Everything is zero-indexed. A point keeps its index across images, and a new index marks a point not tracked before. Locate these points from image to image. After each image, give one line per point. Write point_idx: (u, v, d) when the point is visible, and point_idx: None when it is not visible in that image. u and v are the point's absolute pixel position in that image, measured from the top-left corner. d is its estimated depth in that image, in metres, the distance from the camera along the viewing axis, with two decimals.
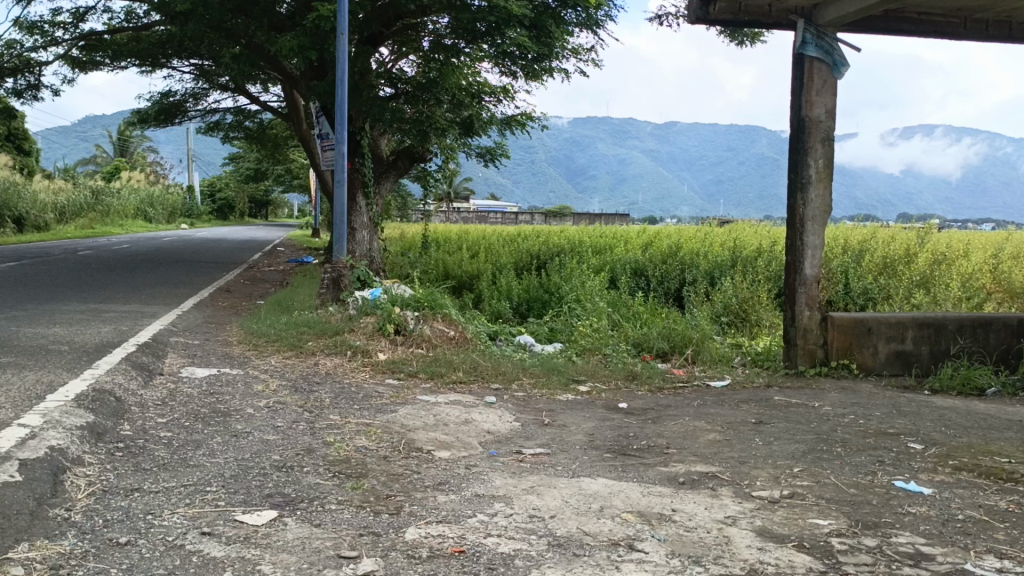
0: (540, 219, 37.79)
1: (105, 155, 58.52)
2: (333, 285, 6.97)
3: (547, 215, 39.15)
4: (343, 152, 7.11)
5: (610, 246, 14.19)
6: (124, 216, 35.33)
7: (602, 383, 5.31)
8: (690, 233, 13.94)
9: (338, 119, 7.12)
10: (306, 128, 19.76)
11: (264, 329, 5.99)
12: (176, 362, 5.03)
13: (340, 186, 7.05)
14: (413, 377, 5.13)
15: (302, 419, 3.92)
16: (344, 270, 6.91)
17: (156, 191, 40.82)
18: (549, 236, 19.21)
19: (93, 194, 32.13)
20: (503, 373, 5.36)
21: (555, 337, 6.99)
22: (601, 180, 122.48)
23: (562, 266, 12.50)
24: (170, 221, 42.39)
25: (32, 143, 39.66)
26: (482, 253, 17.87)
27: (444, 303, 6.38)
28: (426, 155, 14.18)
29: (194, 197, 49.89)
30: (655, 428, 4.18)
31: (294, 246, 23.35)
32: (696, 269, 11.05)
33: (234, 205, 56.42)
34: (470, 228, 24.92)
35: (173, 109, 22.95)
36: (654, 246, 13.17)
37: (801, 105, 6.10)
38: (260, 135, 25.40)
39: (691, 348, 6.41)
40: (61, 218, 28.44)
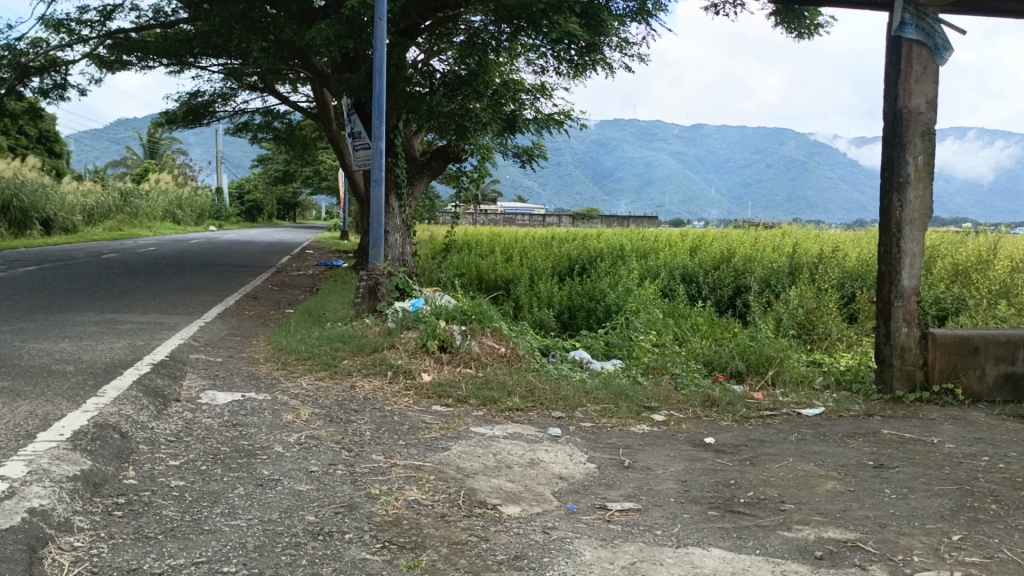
0: (570, 222, 37.00)
1: (136, 158, 58.95)
2: (370, 294, 6.39)
3: (576, 217, 38.39)
4: (381, 149, 6.48)
5: (655, 250, 13.49)
6: (154, 218, 35.28)
7: (679, 412, 4.60)
8: (740, 237, 13.22)
9: (376, 113, 6.51)
10: (336, 128, 19.29)
11: (294, 344, 5.41)
12: (195, 385, 4.45)
13: (376, 186, 6.43)
14: (463, 404, 4.48)
15: (340, 462, 3.29)
16: (382, 277, 6.35)
17: (185, 193, 40.78)
18: (585, 240, 18.51)
19: (122, 196, 32.06)
20: (565, 398, 4.70)
21: (613, 354, 6.34)
22: (629, 183, 121.37)
23: (604, 272, 11.84)
24: (199, 224, 42.37)
25: (63, 146, 39.88)
26: (517, 257, 17.23)
27: (494, 316, 5.77)
28: (461, 154, 13.65)
29: (223, 200, 49.89)
30: (757, 472, 3.45)
31: (323, 249, 22.93)
32: (752, 275, 10.34)
33: (263, 208, 56.42)
34: (501, 231, 24.28)
35: (202, 110, 22.65)
36: (702, 252, 12.49)
37: (897, 95, 5.26)
38: (289, 135, 25.02)
39: (770, 368, 5.67)
40: (90, 221, 28.36)
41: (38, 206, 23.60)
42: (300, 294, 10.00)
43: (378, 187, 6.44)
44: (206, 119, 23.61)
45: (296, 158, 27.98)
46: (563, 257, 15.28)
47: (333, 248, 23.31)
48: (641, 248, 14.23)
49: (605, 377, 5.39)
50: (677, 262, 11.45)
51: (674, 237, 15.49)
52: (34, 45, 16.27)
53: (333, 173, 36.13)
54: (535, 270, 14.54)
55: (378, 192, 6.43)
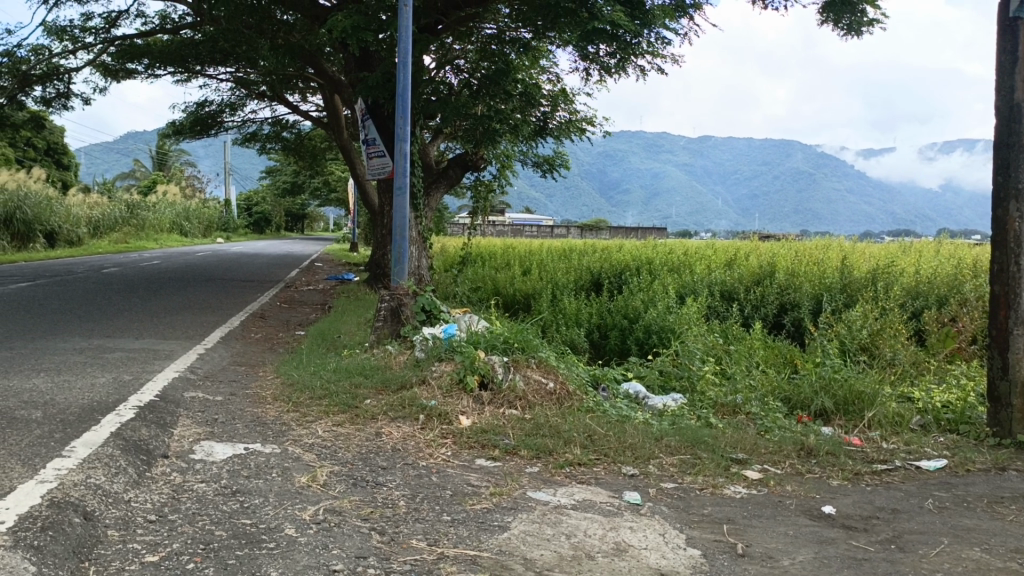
0: (578, 234, 36.23)
1: (144, 170, 58.46)
2: (393, 316, 5.60)
3: (584, 228, 37.61)
4: (405, 153, 5.72)
5: (686, 264, 12.71)
6: (162, 231, 34.71)
7: (776, 465, 3.79)
8: (778, 250, 12.42)
9: (397, 112, 5.74)
10: (347, 137, 18.60)
11: (306, 378, 4.63)
12: (188, 435, 3.67)
13: (398, 195, 5.67)
14: (513, 457, 3.69)
15: (371, 553, 2.51)
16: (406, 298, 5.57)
17: (193, 205, 40.22)
18: (606, 252, 17.73)
19: (128, 208, 31.46)
20: (632, 448, 3.89)
21: (671, 388, 5.53)
22: (638, 194, 120.66)
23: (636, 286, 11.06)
24: (207, 236, 41.75)
25: (70, 158, 39.40)
26: (535, 270, 16.44)
27: (539, 344, 4.99)
28: (480, 163, 12.99)
29: (231, 211, 49.32)
30: (914, 562, 2.65)
31: (333, 262, 22.22)
32: (799, 291, 9.54)
33: (271, 220, 55.86)
34: (515, 243, 23.52)
35: (208, 119, 22.02)
36: (740, 264, 11.68)
37: (1014, 87, 4.44)
38: (298, 145, 24.38)
39: (860, 406, 4.84)
40: (96, 233, 27.72)
41: (43, 219, 22.97)
42: (311, 312, 9.23)
43: (400, 196, 5.68)
44: (213, 130, 22.99)
45: (305, 170, 27.33)
46: (586, 271, 14.52)
47: (343, 261, 22.61)
48: (671, 260, 13.46)
49: (673, 418, 4.60)
50: (715, 276, 10.66)
51: (705, 249, 14.70)
52: (35, 52, 15.64)
53: (341, 184, 35.47)
54: (557, 284, 13.75)
55: (401, 203, 5.67)
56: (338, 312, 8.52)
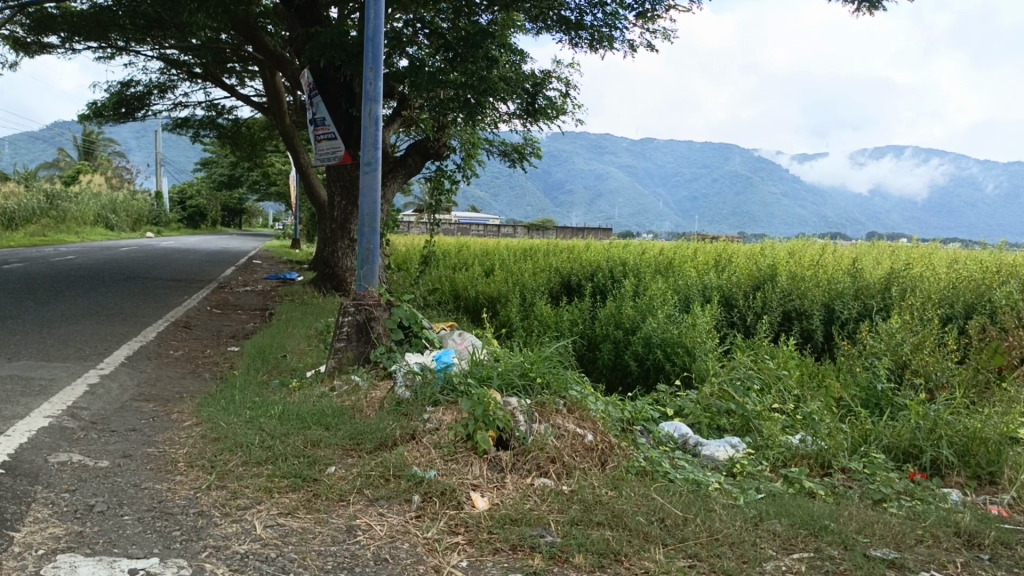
0: (525, 233, 35.09)
1: (71, 159, 55.03)
2: (359, 334, 4.25)
3: (529, 227, 36.40)
4: (376, 117, 4.35)
5: (671, 266, 11.61)
6: (85, 223, 32.19)
7: (947, 568, 2.54)
8: (771, 251, 11.43)
9: (366, 62, 4.35)
10: (290, 123, 16.99)
11: (242, 429, 3.23)
12: (38, 545, 2.26)
13: (366, 174, 4.34)
14: (564, 569, 2.35)
15: None
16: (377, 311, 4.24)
17: (121, 197, 37.60)
18: (573, 252, 16.54)
19: (48, 199, 28.97)
20: (732, 542, 2.59)
21: (721, 429, 4.30)
22: (584, 194, 120.37)
23: (622, 291, 9.90)
24: (136, 230, 39.16)
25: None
26: (498, 270, 15.13)
27: (567, 374, 3.70)
28: (441, 150, 11.77)
29: (162, 205, 46.61)
30: None
31: (273, 259, 20.49)
32: (808, 296, 8.51)
33: (207, 214, 53.12)
34: (470, 242, 22.17)
35: (135, 102, 20.04)
36: (734, 266, 10.65)
37: None
38: (235, 134, 22.53)
39: (982, 457, 3.67)
40: (10, 226, 25.29)
41: None
42: (249, 319, 7.74)
43: (369, 175, 4.35)
44: (141, 114, 21.01)
45: (243, 162, 25.45)
46: (557, 272, 13.29)
47: (284, 258, 20.89)
48: (651, 261, 12.35)
49: (756, 481, 3.36)
50: (710, 279, 9.62)
51: (685, 250, 13.65)
52: None
53: (282, 177, 33.47)
54: (525, 287, 12.50)
55: (370, 187, 4.35)
56: (282, 320, 7.08)
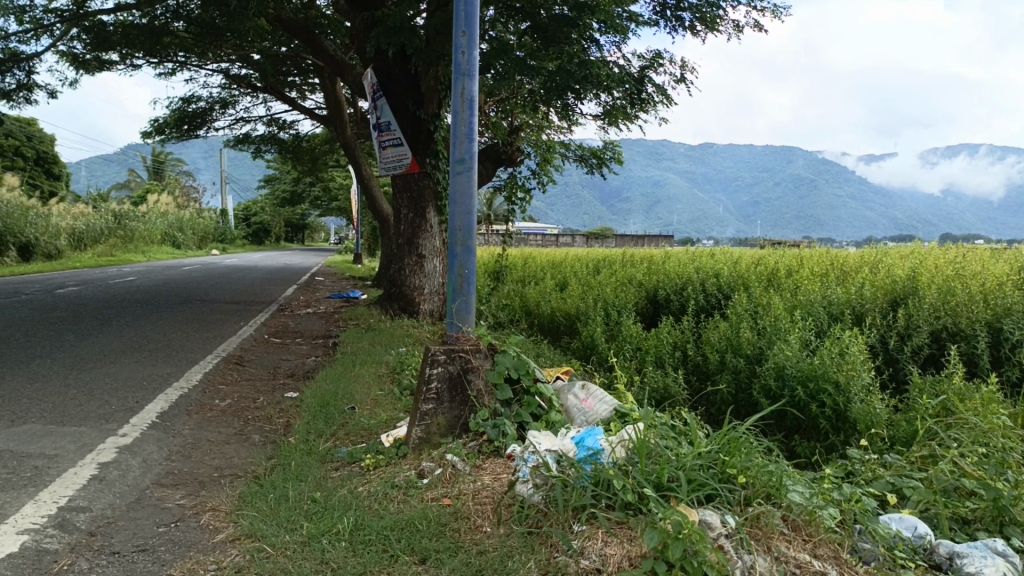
0: (585, 243, 33.88)
1: (140, 179, 56.08)
2: (453, 392, 3.15)
3: (590, 236, 35.15)
4: (470, 99, 3.26)
5: (779, 280, 10.21)
6: (153, 242, 32.22)
7: None
8: (895, 263, 9.96)
9: (457, 24, 3.24)
10: (351, 134, 16.23)
11: (296, 561, 2.13)
12: None
13: (458, 174, 3.26)
14: None
15: None
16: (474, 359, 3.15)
17: (187, 215, 37.73)
18: (654, 263, 15.24)
19: (115, 218, 28.97)
20: None
21: (962, 524, 3.02)
22: (644, 201, 118.18)
23: (731, 310, 8.58)
24: (202, 248, 39.30)
25: (59, 167, 37.23)
26: (574, 284, 13.95)
27: (771, 464, 2.48)
28: (515, 155, 10.75)
29: (227, 222, 46.90)
30: None
31: (336, 276, 19.76)
32: (966, 314, 7.06)
33: (270, 230, 53.43)
34: (538, 253, 21.03)
35: (196, 118, 19.58)
36: (857, 278, 9.23)
37: None
38: (297, 150, 21.96)
39: None
40: (78, 246, 25.19)
41: (17, 229, 20.12)
42: (310, 351, 6.75)
43: (461, 177, 3.26)
44: (202, 130, 20.57)
45: (304, 176, 24.87)
46: (643, 287, 12.02)
47: (346, 275, 20.15)
48: (752, 274, 10.99)
49: None
50: (836, 293, 8.27)
51: (786, 261, 12.23)
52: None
53: (343, 191, 33.01)
54: (609, 305, 11.28)
55: (462, 192, 3.26)
56: (346, 354, 6.04)
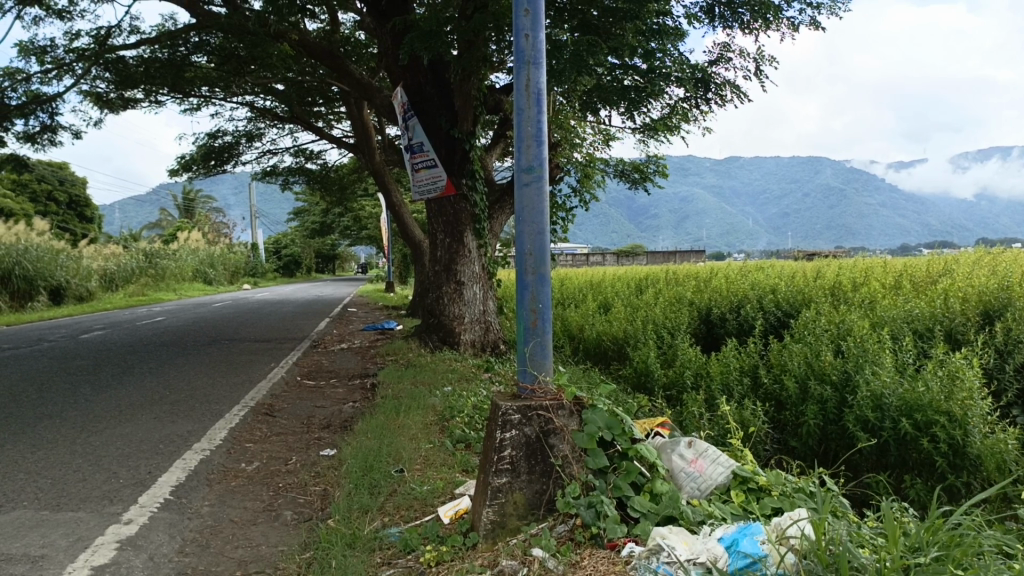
0: (616, 260, 33.21)
1: (172, 217, 56.57)
2: (532, 461, 2.47)
3: (621, 254, 34.40)
4: (538, 92, 2.62)
5: (847, 295, 9.40)
6: (185, 279, 32.12)
7: None
8: (976, 270, 9.08)
9: (517, 0, 2.61)
10: (380, 160, 15.74)
11: None
12: None
13: (526, 185, 2.62)
14: None
15: None
16: (554, 418, 2.49)
17: (217, 251, 37.71)
18: (701, 279, 14.48)
19: (147, 257, 28.88)
20: None
21: None
22: (672, 216, 117.07)
23: (801, 332, 7.81)
24: (233, 283, 39.26)
25: (93, 209, 37.55)
26: (619, 306, 13.23)
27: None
28: (555, 172, 10.14)
29: (258, 256, 47.01)
30: None
31: (369, 307, 19.26)
32: None
33: (301, 262, 53.54)
34: (574, 274, 20.34)
35: (222, 152, 19.29)
36: (937, 288, 8.39)
37: None
38: (325, 180, 21.61)
39: None
40: (110, 287, 25.08)
41: (49, 273, 19.92)
42: (347, 394, 6.14)
43: (529, 188, 2.62)
44: (229, 164, 20.30)
45: (333, 207, 24.51)
46: (696, 307, 11.26)
47: (378, 305, 19.64)
48: (813, 290, 10.20)
49: None
50: (916, 308, 7.40)
51: (849, 273, 11.38)
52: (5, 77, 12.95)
53: (372, 220, 32.71)
54: (661, 327, 10.56)
55: (531, 208, 2.62)
56: (387, 400, 5.41)
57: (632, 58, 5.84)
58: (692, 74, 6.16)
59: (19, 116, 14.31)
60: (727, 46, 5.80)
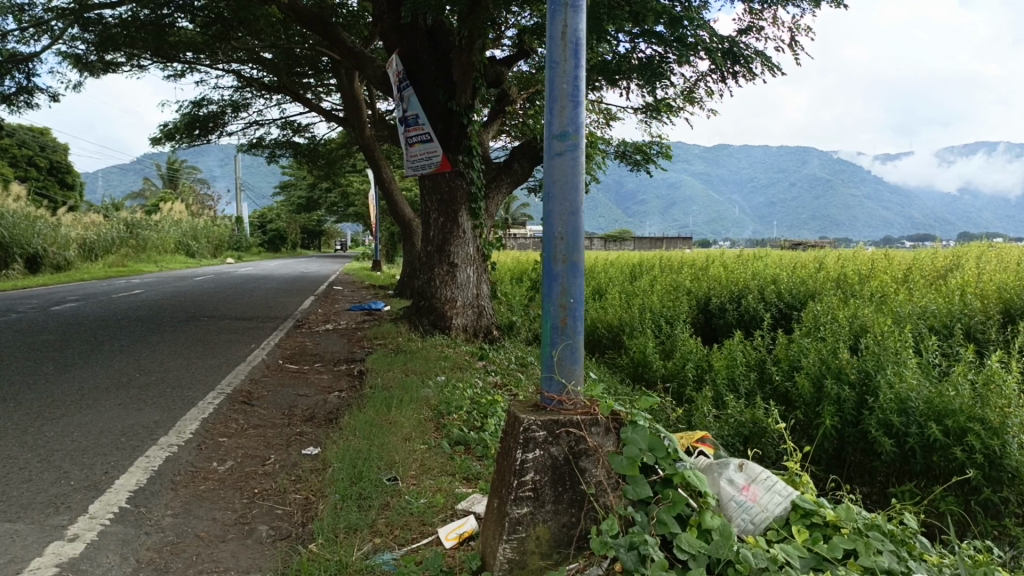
0: (605, 244, 32.85)
1: (155, 187, 55.46)
2: (559, 489, 2.06)
3: (610, 238, 34.01)
4: (576, 43, 2.17)
5: (854, 289, 9.04)
6: (167, 251, 31.38)
7: None
8: (990, 265, 8.75)
9: None
10: (370, 134, 15.19)
11: None
12: None
13: (558, 155, 2.18)
14: None
15: None
16: (587, 436, 2.06)
17: (201, 223, 36.94)
18: (698, 267, 14.12)
19: (128, 227, 28.13)
20: None
21: None
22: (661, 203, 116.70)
23: (811, 327, 7.45)
24: (217, 256, 38.53)
25: (74, 176, 36.59)
26: (614, 292, 12.84)
27: None
28: None
29: (242, 230, 46.19)
30: None
31: (354, 285, 18.77)
32: None
33: (286, 237, 52.81)
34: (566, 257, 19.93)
35: (207, 121, 18.62)
36: (951, 284, 8.05)
37: None
38: (313, 154, 21.01)
39: None
40: (90, 256, 24.38)
41: (25, 240, 19.21)
42: (332, 382, 5.71)
43: (562, 159, 2.17)
44: (214, 135, 19.62)
45: (320, 182, 23.89)
46: (695, 296, 10.89)
47: (364, 283, 19.15)
48: (818, 282, 9.85)
49: None
50: (933, 304, 7.04)
51: (853, 264, 11.02)
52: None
53: (359, 196, 32.08)
54: (659, 316, 10.19)
55: (564, 184, 2.18)
56: (376, 390, 4.99)
57: (654, 26, 5.36)
58: (718, 47, 5.69)
59: None
60: (757, 16, 5.33)
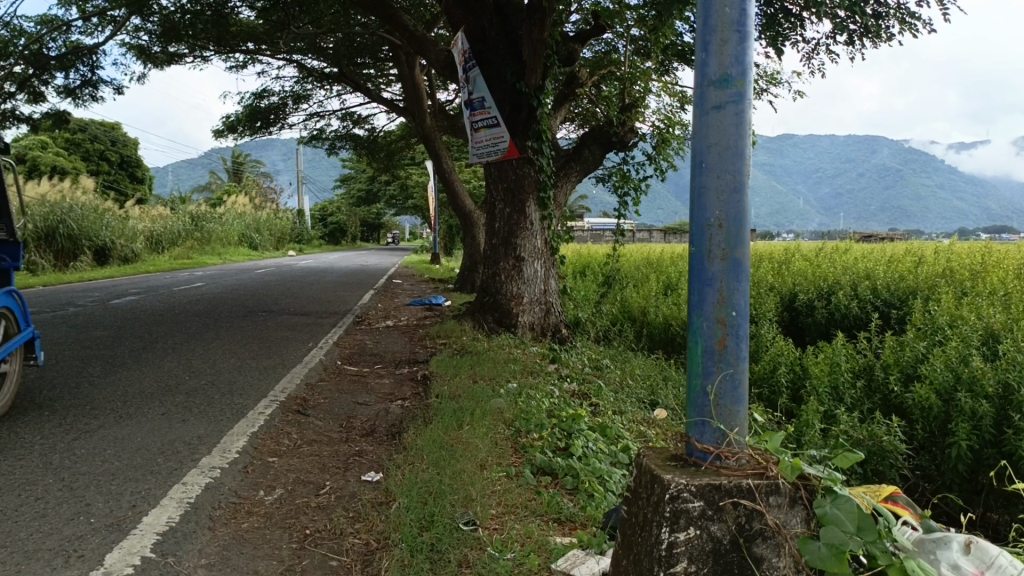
0: (666, 238, 31.86)
1: (220, 181, 56.38)
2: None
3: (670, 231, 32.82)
4: None
5: (966, 285, 8.13)
6: (230, 244, 31.60)
7: None
8: None
9: None
10: (432, 124, 14.70)
11: None
12: None
13: (717, 109, 1.56)
14: None
15: None
16: (763, 508, 1.47)
17: (264, 216, 37.18)
18: (777, 261, 13.24)
19: (193, 220, 28.34)
20: None
21: None
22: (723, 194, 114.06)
23: (926, 330, 6.61)
24: (278, 249, 38.78)
25: (143, 170, 37.22)
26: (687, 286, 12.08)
27: None
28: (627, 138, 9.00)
29: (304, 223, 46.55)
30: None
31: (414, 278, 18.38)
32: None
33: (346, 230, 53.10)
34: (632, 250, 19.13)
35: (268, 112, 18.41)
36: None
37: None
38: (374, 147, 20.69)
39: None
40: (156, 248, 24.60)
41: (93, 233, 19.33)
42: (394, 389, 5.19)
43: (724, 114, 1.55)
44: (275, 127, 19.45)
45: (380, 174, 23.60)
46: (782, 293, 10.06)
47: (424, 277, 18.70)
48: (921, 278, 8.94)
49: None
50: None
51: (956, 258, 10.04)
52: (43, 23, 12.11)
53: (418, 188, 31.80)
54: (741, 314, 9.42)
55: (725, 150, 1.55)
56: (444, 400, 4.43)
57: None
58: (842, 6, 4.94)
59: (59, 68, 13.52)
60: None
